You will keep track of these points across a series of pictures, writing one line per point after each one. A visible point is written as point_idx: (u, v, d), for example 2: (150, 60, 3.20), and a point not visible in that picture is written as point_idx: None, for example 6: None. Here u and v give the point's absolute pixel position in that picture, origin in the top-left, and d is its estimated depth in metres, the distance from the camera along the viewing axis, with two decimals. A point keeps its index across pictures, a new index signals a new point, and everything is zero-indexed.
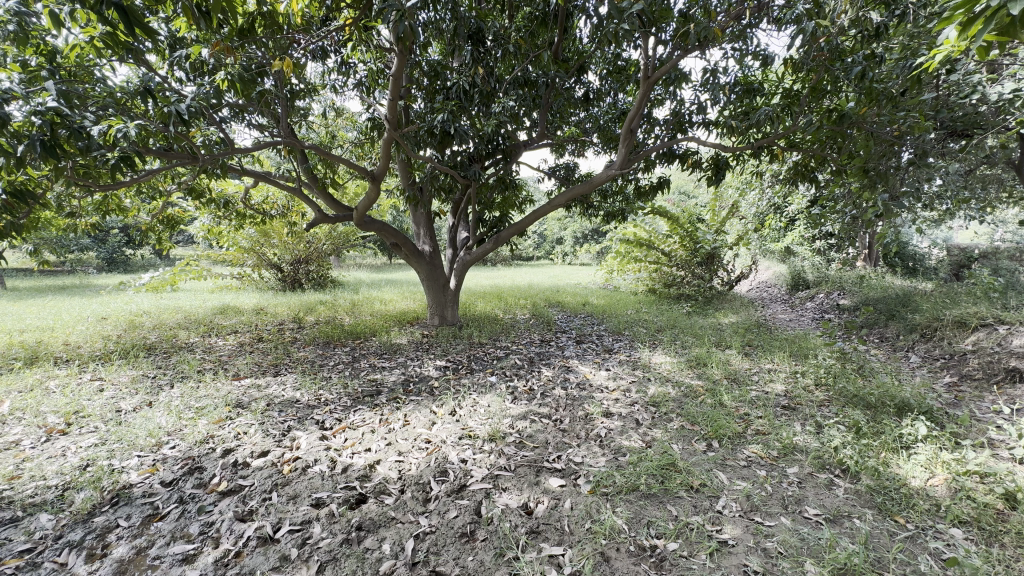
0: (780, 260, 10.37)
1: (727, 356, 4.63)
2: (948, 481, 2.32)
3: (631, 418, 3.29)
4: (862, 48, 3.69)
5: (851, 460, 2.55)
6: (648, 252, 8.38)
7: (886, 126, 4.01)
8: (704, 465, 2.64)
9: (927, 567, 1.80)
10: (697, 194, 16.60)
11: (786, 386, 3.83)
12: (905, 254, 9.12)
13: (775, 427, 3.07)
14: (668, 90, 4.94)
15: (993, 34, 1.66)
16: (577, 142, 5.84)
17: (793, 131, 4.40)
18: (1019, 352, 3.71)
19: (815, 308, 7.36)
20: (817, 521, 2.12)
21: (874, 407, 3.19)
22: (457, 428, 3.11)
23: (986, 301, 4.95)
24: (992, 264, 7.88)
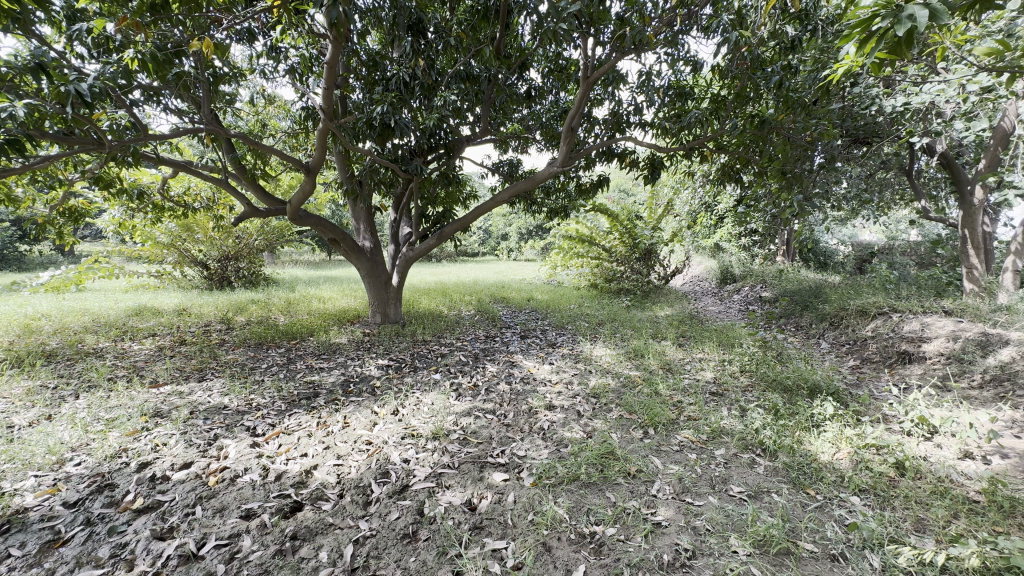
0: (711, 256, 11.03)
1: (663, 347, 4.87)
2: (851, 455, 2.58)
3: (573, 410, 3.38)
4: (780, 59, 3.99)
5: (770, 440, 2.77)
6: (590, 248, 8.59)
7: (801, 132, 4.36)
8: (640, 452, 2.76)
9: (833, 533, 1.99)
10: (636, 192, 17.30)
11: (715, 373, 4.09)
12: (817, 250, 10.01)
13: (705, 412, 3.27)
14: (607, 90, 5.09)
15: (886, 52, 1.83)
16: (520, 138, 5.87)
17: (720, 134, 4.69)
18: (908, 337, 4.19)
19: (741, 301, 7.91)
20: (741, 499, 2.29)
21: (790, 390, 3.49)
22: (399, 428, 3.05)
23: (882, 292, 5.55)
24: (887, 259, 8.84)
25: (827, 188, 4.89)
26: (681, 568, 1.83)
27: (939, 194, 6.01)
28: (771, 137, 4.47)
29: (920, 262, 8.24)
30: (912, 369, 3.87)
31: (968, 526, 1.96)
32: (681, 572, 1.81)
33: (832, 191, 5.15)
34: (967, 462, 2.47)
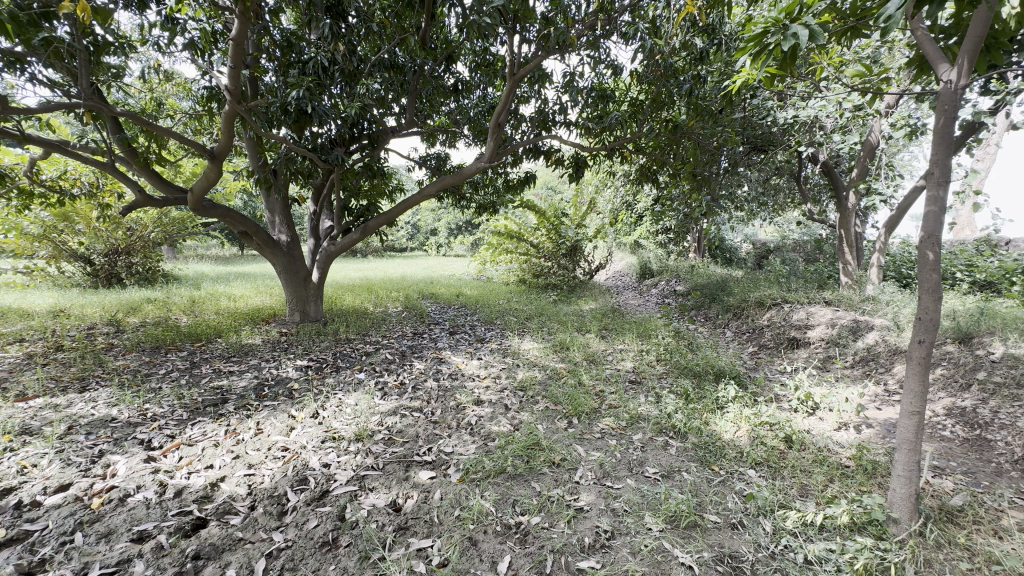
0: (631, 252, 11.67)
1: (587, 339, 5.06)
2: (749, 432, 2.86)
3: (500, 404, 3.41)
4: (690, 69, 4.28)
5: (681, 423, 2.99)
6: (519, 244, 8.71)
7: (709, 138, 4.71)
8: (564, 441, 2.85)
9: (733, 503, 2.19)
10: (562, 190, 17.88)
11: (634, 363, 4.33)
12: (723, 247, 10.94)
13: (624, 400, 3.45)
14: (534, 89, 5.17)
15: (775, 67, 2.01)
16: (448, 132, 5.79)
17: (638, 137, 4.94)
18: (796, 324, 4.72)
19: (658, 294, 8.42)
20: (655, 479, 2.44)
21: (700, 375, 3.80)
22: (319, 431, 2.89)
23: (776, 285, 6.19)
24: (781, 256, 9.86)
25: (731, 190, 5.34)
26: (601, 549, 1.92)
27: (821, 199, 6.80)
28: (682, 142, 4.79)
29: (807, 258, 9.29)
30: (799, 353, 4.36)
31: (841, 488, 2.25)
32: (600, 553, 1.91)
33: (736, 194, 5.64)
34: (841, 433, 2.84)
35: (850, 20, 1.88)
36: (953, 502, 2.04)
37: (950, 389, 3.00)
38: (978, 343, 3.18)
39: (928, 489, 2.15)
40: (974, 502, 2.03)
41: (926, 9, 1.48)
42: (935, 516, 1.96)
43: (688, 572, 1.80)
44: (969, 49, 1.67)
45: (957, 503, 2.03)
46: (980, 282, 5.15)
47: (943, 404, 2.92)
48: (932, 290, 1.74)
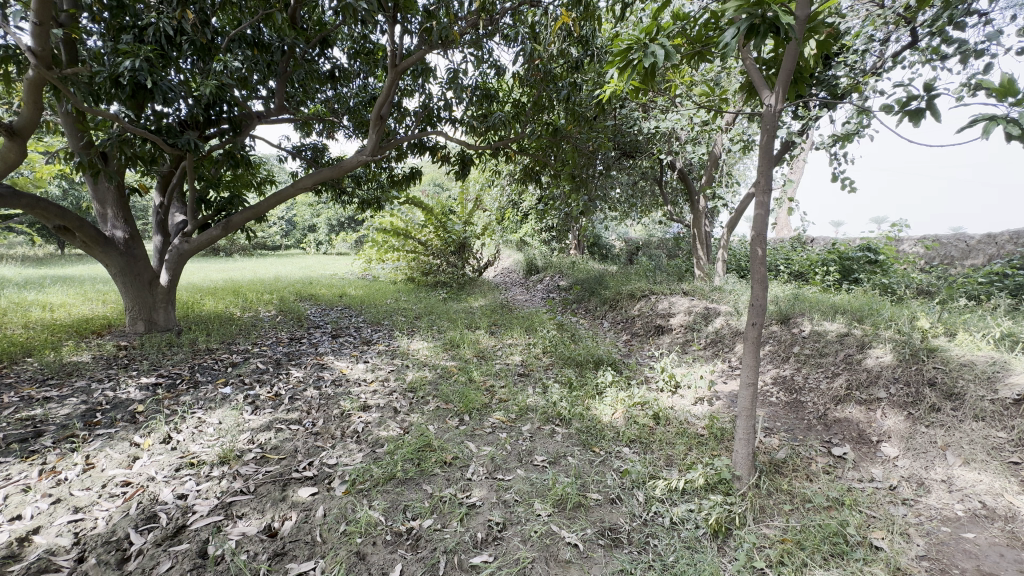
0: (518, 249, 12.05)
1: (477, 336, 5.10)
2: (624, 413, 3.13)
3: (389, 407, 3.28)
4: (567, 77, 4.53)
5: (566, 410, 3.17)
6: (406, 241, 8.44)
7: (585, 142, 5.11)
8: (456, 439, 2.85)
9: (611, 480, 2.38)
10: (449, 187, 17.85)
11: (522, 356, 4.48)
12: (599, 245, 11.84)
13: (514, 393, 3.55)
14: (417, 83, 5.04)
15: (638, 80, 2.20)
16: (325, 121, 5.38)
17: (521, 137, 5.11)
18: (661, 313, 5.30)
19: (543, 289, 8.82)
20: (543, 466, 2.56)
21: (582, 364, 4.07)
22: (173, 458, 2.50)
23: (644, 278, 6.88)
24: (648, 252, 10.97)
25: (605, 191, 5.79)
26: (493, 542, 1.96)
27: (679, 201, 7.70)
28: (562, 144, 5.07)
29: (669, 254, 10.48)
30: (664, 339, 4.91)
31: (698, 454, 2.58)
32: (493, 546, 1.94)
33: (609, 195, 6.13)
34: (698, 407, 3.26)
35: (697, 45, 2.14)
36: (779, 455, 2.46)
37: (775, 361, 3.61)
38: (793, 322, 3.85)
39: (762, 448, 2.55)
40: (793, 454, 2.48)
41: (752, 43, 1.73)
42: (767, 469, 2.35)
43: (574, 550, 1.92)
44: (783, 79, 2.01)
45: (782, 456, 2.45)
46: (795, 272, 6.28)
47: (771, 375, 3.50)
48: (760, 280, 2.07)
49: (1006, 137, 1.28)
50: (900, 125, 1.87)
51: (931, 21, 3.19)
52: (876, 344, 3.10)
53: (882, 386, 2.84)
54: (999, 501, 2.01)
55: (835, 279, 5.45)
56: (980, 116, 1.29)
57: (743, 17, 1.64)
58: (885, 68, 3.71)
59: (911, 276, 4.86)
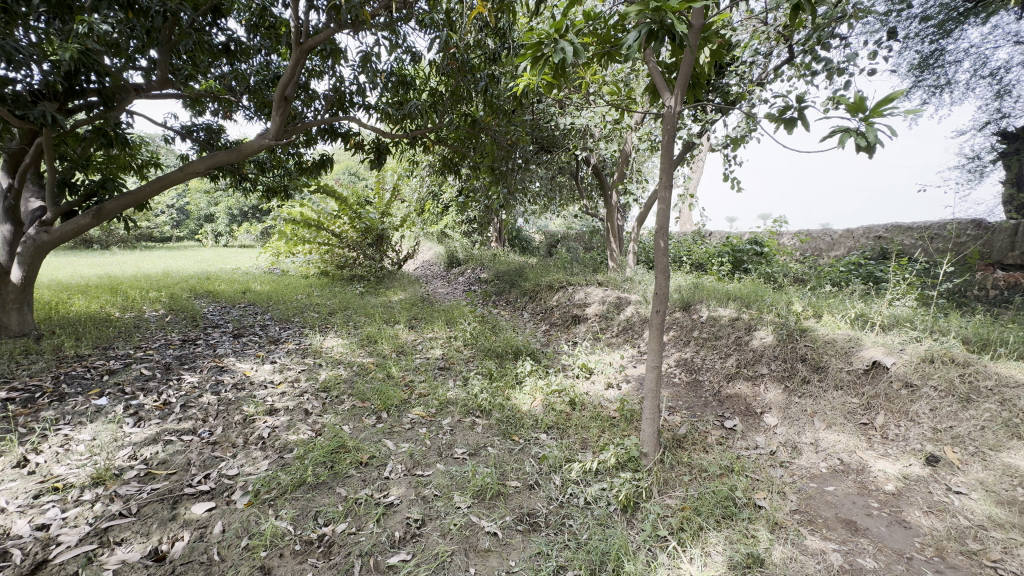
0: (438, 242, 11.87)
1: (396, 330, 4.96)
2: (542, 401, 3.23)
3: (299, 409, 3.08)
4: (485, 68, 4.51)
5: (486, 402, 3.19)
6: (317, 233, 7.93)
7: (504, 135, 5.13)
8: (372, 438, 2.75)
9: (530, 467, 2.44)
10: (364, 176, 17.13)
11: (443, 349, 4.43)
12: (519, 238, 12.03)
13: (434, 387, 3.50)
14: (327, 65, 4.73)
15: (549, 73, 2.22)
16: (219, 99, 4.87)
17: (439, 127, 5.00)
18: (577, 303, 5.52)
19: (465, 282, 8.78)
20: (463, 459, 2.56)
21: (502, 355, 4.12)
22: (32, 484, 2.14)
23: (562, 270, 7.11)
24: (565, 245, 11.34)
25: (524, 184, 5.88)
26: (412, 539, 1.92)
27: (594, 196, 8.03)
28: (481, 136, 5.05)
29: (585, 247, 10.94)
30: (580, 328, 5.13)
31: (610, 436, 2.73)
32: (411, 543, 1.91)
33: (528, 188, 6.23)
34: (610, 391, 3.45)
35: (606, 45, 2.21)
36: (680, 431, 2.68)
37: (678, 345, 3.92)
38: (693, 308, 4.19)
39: (666, 425, 2.76)
40: (692, 429, 2.71)
41: (653, 46, 1.83)
42: (670, 445, 2.54)
43: (493, 538, 1.94)
44: (681, 83, 2.16)
45: (683, 432, 2.67)
46: (695, 263, 6.86)
47: (675, 358, 3.79)
48: (664, 270, 2.23)
49: (858, 145, 1.49)
50: (779, 132, 2.09)
51: (804, 40, 3.61)
52: (761, 327, 3.47)
53: (765, 363, 3.20)
54: (853, 457, 2.36)
55: (728, 269, 6.03)
56: (838, 128, 1.49)
57: (644, 21, 1.73)
58: (768, 80, 4.15)
59: (789, 266, 5.51)
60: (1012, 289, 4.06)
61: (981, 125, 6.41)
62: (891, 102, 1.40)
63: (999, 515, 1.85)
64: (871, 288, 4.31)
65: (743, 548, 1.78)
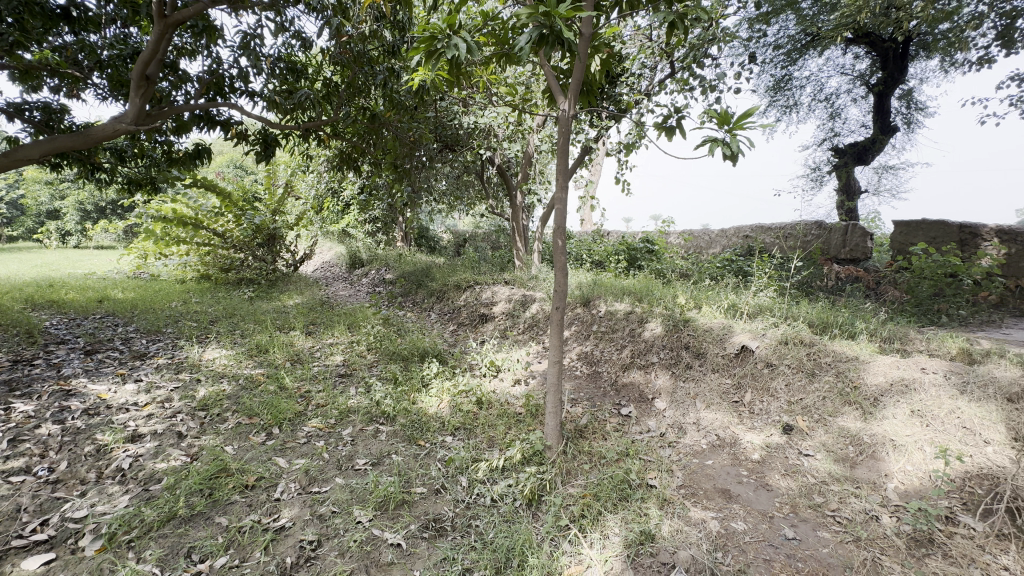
0: (339, 241, 11.22)
1: (291, 337, 4.57)
2: (449, 403, 3.18)
3: (171, 432, 2.70)
4: (384, 61, 4.33)
5: (390, 408, 3.06)
6: (195, 233, 7.00)
7: (406, 132, 4.98)
8: (261, 457, 2.50)
9: (436, 471, 2.39)
10: (252, 169, 15.62)
11: (344, 355, 4.17)
12: (426, 237, 11.84)
13: (333, 396, 3.28)
14: (200, 43, 4.21)
15: (443, 68, 2.16)
16: (61, 74, 4.11)
17: (334, 120, 4.69)
18: (484, 302, 5.55)
19: (368, 283, 8.40)
20: (365, 470, 2.43)
21: (407, 358, 3.99)
22: None
23: (470, 269, 7.10)
24: (472, 245, 11.35)
25: (429, 183, 5.76)
26: (305, 564, 1.78)
27: (499, 195, 8.12)
28: (381, 132, 4.85)
29: (493, 246, 11.05)
30: (487, 327, 5.16)
31: (516, 432, 2.77)
32: (306, 568, 1.76)
33: (433, 186, 6.11)
34: (516, 388, 3.50)
35: (503, 45, 2.23)
36: (582, 421, 2.81)
37: (579, 339, 4.11)
38: (593, 304, 4.41)
39: (569, 417, 2.88)
40: (592, 419, 2.85)
41: (545, 50, 1.88)
42: (573, 436, 2.65)
43: (397, 550, 1.87)
44: (574, 89, 2.25)
45: (584, 422, 2.80)
46: (596, 261, 7.24)
47: (577, 352, 3.96)
48: (563, 268, 2.30)
49: (725, 154, 1.67)
50: (662, 140, 2.27)
51: (683, 58, 3.97)
52: (651, 319, 3.75)
53: (654, 352, 3.47)
54: (727, 431, 2.65)
55: (624, 266, 6.46)
56: (709, 138, 1.64)
57: (534, 25, 1.77)
58: (654, 91, 4.49)
59: (676, 262, 6.04)
60: (845, 279, 4.85)
61: (820, 142, 7.59)
62: (750, 116, 1.58)
63: (836, 471, 2.19)
64: (741, 281, 4.88)
65: (636, 527, 1.90)
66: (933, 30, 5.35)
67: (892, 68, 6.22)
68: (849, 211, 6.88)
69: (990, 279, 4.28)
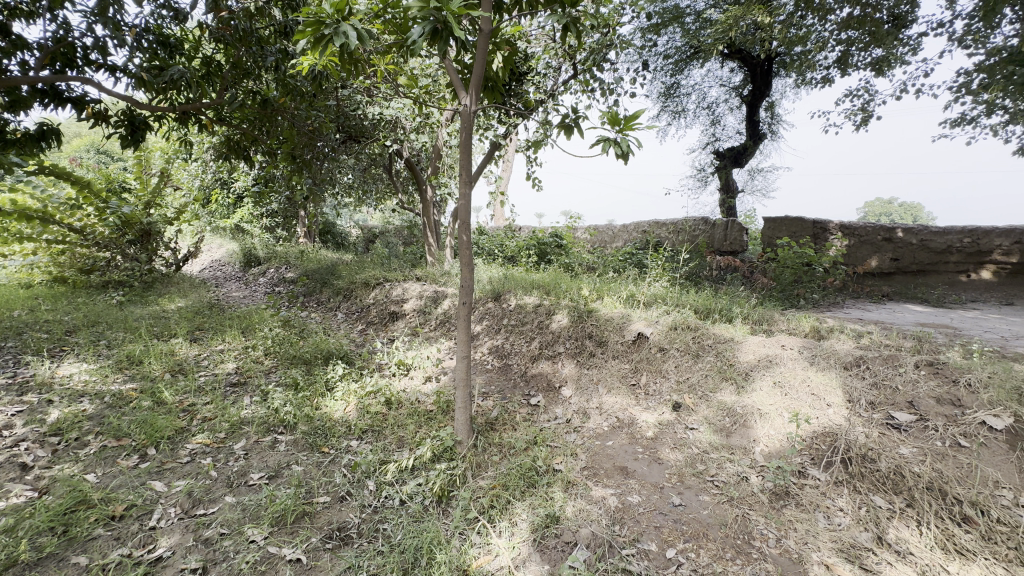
0: (231, 238, 10.20)
1: (172, 345, 4.07)
2: (356, 405, 3.05)
3: (11, 465, 2.27)
4: (276, 42, 3.99)
5: (290, 415, 2.85)
6: (43, 229, 5.87)
7: (303, 120, 4.66)
8: (132, 483, 2.20)
9: (341, 478, 2.27)
10: (119, 155, 13.59)
11: (237, 362, 3.82)
12: (331, 232, 11.21)
13: (222, 408, 2.98)
14: (38, 4, 3.55)
15: (333, 52, 2.02)
16: None
17: (218, 104, 4.23)
18: (394, 300, 5.40)
19: (266, 282, 7.76)
20: (259, 485, 2.25)
21: (310, 362, 3.76)
22: None
23: (379, 266, 6.84)
24: (383, 241, 10.96)
25: (333, 175, 5.44)
26: None
27: (409, 189, 7.91)
28: (276, 119, 4.48)
29: (405, 242, 10.77)
30: (399, 325, 5.03)
31: (426, 430, 2.74)
32: None
33: (337, 179, 5.78)
34: (427, 385, 3.46)
35: (399, 34, 2.16)
36: (493, 414, 2.84)
37: (490, 333, 4.16)
38: (503, 298, 4.47)
39: (480, 410, 2.90)
40: (503, 411, 2.90)
41: (443, 44, 1.86)
42: (483, 429, 2.67)
43: (296, 565, 1.76)
44: (475, 83, 2.25)
45: (494, 415, 2.84)
46: (508, 256, 7.36)
47: (489, 346, 4.01)
48: (469, 264, 2.31)
49: (616, 154, 1.78)
50: (560, 138, 2.36)
51: (584, 61, 4.14)
52: (558, 311, 3.89)
53: (561, 343, 3.61)
54: (626, 413, 2.85)
55: (535, 260, 6.64)
56: (602, 138, 1.74)
57: (428, 16, 1.74)
58: (559, 91, 4.64)
59: (583, 256, 6.34)
60: (726, 269, 5.42)
61: (704, 145, 8.39)
62: (637, 119, 1.70)
63: (716, 441, 2.46)
64: (639, 273, 5.24)
65: (542, 512, 1.98)
66: (790, 51, 6.14)
67: (759, 82, 7.05)
68: (729, 209, 7.70)
69: (835, 268, 5.05)
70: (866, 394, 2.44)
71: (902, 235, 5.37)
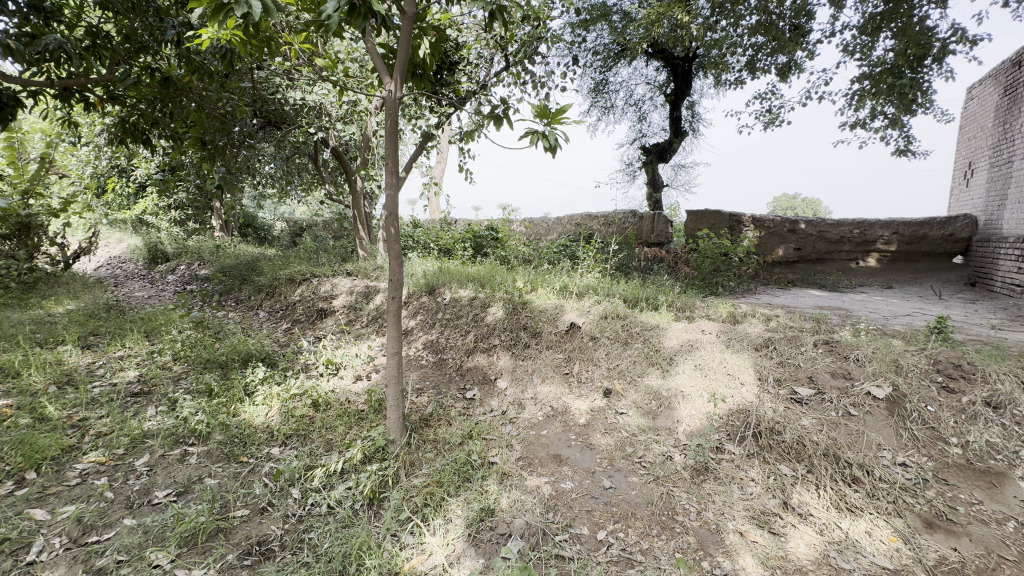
0: (133, 232, 9.17)
1: (58, 353, 3.58)
2: (280, 410, 2.86)
3: None
4: (177, 14, 3.59)
5: (202, 424, 2.61)
6: None
7: (212, 102, 4.22)
8: (5, 513, 1.91)
9: (261, 489, 2.11)
10: None
11: (140, 369, 3.44)
12: (252, 225, 10.42)
13: (121, 420, 2.67)
14: None
15: (238, 24, 1.84)
16: None
17: (110, 80, 3.74)
18: (323, 296, 5.13)
19: (176, 280, 7.06)
20: (166, 503, 2.04)
21: (226, 366, 3.47)
22: None
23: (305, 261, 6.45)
24: (310, 235, 10.37)
25: (250, 164, 5.02)
26: None
27: (338, 180, 7.52)
28: (180, 99, 4.04)
29: (334, 236, 10.27)
30: (327, 323, 4.79)
31: (357, 431, 2.62)
32: None
33: (254, 168, 5.35)
34: (357, 384, 3.33)
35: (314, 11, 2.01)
36: (427, 411, 2.78)
37: (425, 328, 4.07)
38: (438, 292, 4.38)
39: (413, 407, 2.82)
40: (437, 407, 2.85)
41: (362, 25, 1.76)
42: (417, 426, 2.60)
43: None
44: (400, 68, 2.16)
45: (429, 411, 2.77)
46: (443, 249, 7.24)
47: (424, 341, 3.92)
48: (398, 257, 2.22)
49: (545, 146, 1.78)
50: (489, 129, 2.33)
51: (515, 53, 4.13)
52: (493, 303, 3.88)
53: (496, 335, 3.61)
54: (559, 402, 2.90)
55: (470, 253, 6.58)
56: (530, 130, 1.73)
57: None
58: (491, 82, 4.60)
59: (519, 249, 6.37)
60: (653, 260, 5.68)
61: (632, 140, 8.72)
62: (564, 112, 1.71)
63: (643, 423, 2.57)
64: (573, 264, 5.35)
65: (477, 505, 1.96)
66: (707, 53, 6.51)
67: (681, 82, 7.44)
68: (655, 202, 8.08)
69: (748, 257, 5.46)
70: (774, 372, 2.65)
71: (804, 227, 5.90)
